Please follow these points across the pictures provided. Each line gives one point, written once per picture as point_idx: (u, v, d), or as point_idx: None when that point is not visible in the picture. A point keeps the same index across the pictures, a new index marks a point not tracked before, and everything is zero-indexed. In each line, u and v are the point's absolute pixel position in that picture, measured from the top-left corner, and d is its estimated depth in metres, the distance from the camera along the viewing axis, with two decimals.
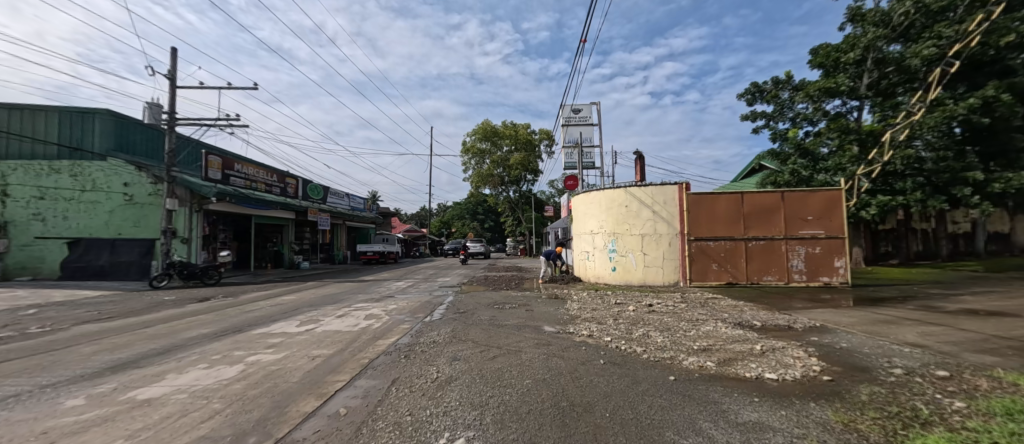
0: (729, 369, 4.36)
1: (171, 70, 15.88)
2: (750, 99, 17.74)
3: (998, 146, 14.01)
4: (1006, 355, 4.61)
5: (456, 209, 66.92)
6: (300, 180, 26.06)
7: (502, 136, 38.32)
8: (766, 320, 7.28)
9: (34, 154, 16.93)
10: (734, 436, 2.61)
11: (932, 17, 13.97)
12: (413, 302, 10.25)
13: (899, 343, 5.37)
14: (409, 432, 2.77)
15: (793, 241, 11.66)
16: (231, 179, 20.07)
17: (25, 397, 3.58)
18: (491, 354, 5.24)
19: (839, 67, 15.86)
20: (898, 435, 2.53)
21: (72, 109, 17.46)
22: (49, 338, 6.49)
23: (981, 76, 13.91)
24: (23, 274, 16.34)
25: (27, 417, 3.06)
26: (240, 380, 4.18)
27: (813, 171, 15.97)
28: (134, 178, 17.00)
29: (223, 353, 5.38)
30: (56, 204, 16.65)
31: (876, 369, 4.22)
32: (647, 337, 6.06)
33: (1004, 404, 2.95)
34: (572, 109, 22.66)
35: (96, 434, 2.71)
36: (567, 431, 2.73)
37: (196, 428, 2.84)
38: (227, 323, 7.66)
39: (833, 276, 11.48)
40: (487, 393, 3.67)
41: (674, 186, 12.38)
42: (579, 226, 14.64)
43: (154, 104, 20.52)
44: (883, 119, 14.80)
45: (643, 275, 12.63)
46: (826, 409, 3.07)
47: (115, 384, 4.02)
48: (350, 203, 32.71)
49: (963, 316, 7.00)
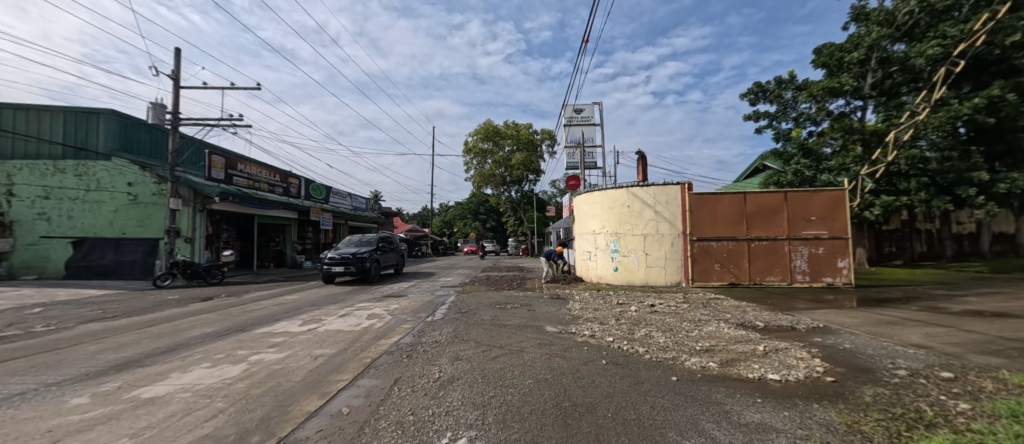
0: (732, 370, 4.34)
1: (176, 71, 15.95)
2: (752, 99, 17.64)
3: (1005, 146, 13.95)
4: (1011, 356, 4.60)
5: (457, 209, 67.32)
6: (302, 179, 26.11)
7: (504, 136, 38.32)
8: (769, 320, 7.29)
9: (39, 154, 16.98)
10: (737, 436, 2.61)
11: (937, 16, 13.84)
12: (414, 302, 10.20)
13: (904, 344, 5.34)
14: (412, 431, 2.78)
15: (796, 241, 11.62)
16: (235, 178, 20.10)
17: (30, 395, 3.61)
18: (493, 354, 5.24)
19: (843, 67, 15.82)
20: (902, 436, 2.53)
21: (77, 109, 17.55)
22: (52, 337, 6.47)
23: (987, 75, 13.90)
24: (28, 273, 16.44)
25: (33, 415, 3.09)
26: (243, 379, 4.18)
27: (816, 171, 15.87)
28: (139, 178, 17.11)
29: (226, 353, 5.39)
30: (62, 204, 16.75)
31: (880, 370, 4.21)
32: (648, 337, 6.08)
33: (1009, 405, 2.95)
34: (573, 109, 22.68)
35: (102, 432, 2.73)
36: (570, 431, 2.74)
37: (200, 427, 2.85)
38: (229, 323, 7.66)
39: (837, 276, 11.43)
40: (489, 392, 3.68)
41: (677, 186, 12.35)
42: (581, 225, 14.59)
43: (158, 104, 20.02)
44: (887, 118, 14.71)
45: (645, 275, 12.61)
46: (830, 410, 3.06)
47: (120, 383, 4.04)
48: (352, 203, 32.68)
49: (968, 317, 6.98)
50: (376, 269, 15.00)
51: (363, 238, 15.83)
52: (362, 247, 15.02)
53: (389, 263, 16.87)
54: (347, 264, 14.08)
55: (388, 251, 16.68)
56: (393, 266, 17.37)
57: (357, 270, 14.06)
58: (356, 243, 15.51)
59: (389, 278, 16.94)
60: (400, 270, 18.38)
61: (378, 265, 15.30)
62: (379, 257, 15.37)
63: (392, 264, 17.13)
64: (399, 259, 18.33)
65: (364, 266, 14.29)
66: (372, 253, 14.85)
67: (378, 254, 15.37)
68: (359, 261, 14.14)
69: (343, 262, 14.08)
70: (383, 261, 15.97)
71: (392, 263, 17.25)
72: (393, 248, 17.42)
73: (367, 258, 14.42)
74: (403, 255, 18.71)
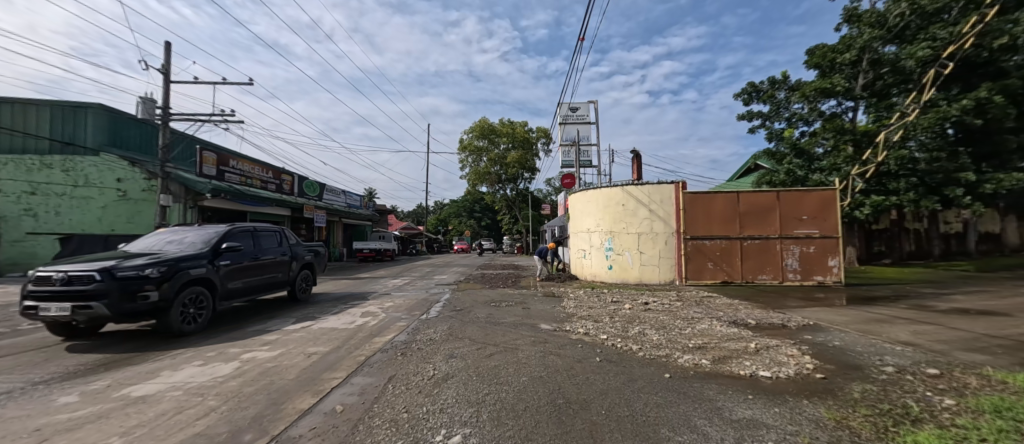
0: (724, 366, 4.41)
1: (165, 65, 15.65)
2: (746, 99, 17.76)
3: (992, 147, 14.21)
4: (996, 353, 4.69)
5: (452, 207, 67.28)
6: (296, 176, 25.86)
7: (499, 134, 38.24)
8: (760, 318, 7.37)
9: (25, 149, 16.62)
10: (728, 432, 2.64)
11: (927, 18, 14.07)
12: (408, 300, 10.17)
13: (891, 341, 5.43)
14: (406, 429, 2.78)
15: (787, 240, 11.75)
16: (228, 175, 19.91)
17: (17, 394, 3.56)
18: (488, 351, 5.24)
19: (835, 68, 15.86)
20: (889, 431, 2.58)
21: (64, 103, 17.26)
22: (40, 335, 6.41)
23: (976, 77, 14.05)
24: (13, 270, 15.84)
25: (19, 414, 3.04)
26: (236, 377, 4.16)
27: (808, 171, 16.03)
28: (128, 174, 16.99)
29: (219, 350, 5.36)
30: (49, 200, 16.42)
31: (868, 367, 4.28)
32: (642, 334, 6.13)
33: (993, 401, 3.01)
34: (569, 107, 22.69)
35: (91, 431, 2.70)
36: (564, 427, 2.76)
37: (192, 425, 2.83)
38: (221, 320, 7.59)
39: (827, 275, 11.58)
40: (484, 390, 3.69)
41: (671, 185, 12.43)
42: (576, 223, 14.64)
43: (146, 98, 19.37)
44: (878, 119, 14.90)
45: (639, 273, 12.70)
46: (819, 406, 3.11)
47: (109, 381, 3.99)
48: (346, 201, 32.46)
49: (954, 315, 7.11)
50: (194, 307, 6.14)
51: (192, 237, 7.05)
52: (158, 255, 6.05)
53: (262, 284, 8.02)
54: (85, 299, 5.11)
55: (257, 261, 7.84)
56: (278, 289, 8.57)
57: (113, 314, 5.12)
58: (166, 247, 6.66)
59: (265, 312, 8.25)
60: (305, 296, 9.60)
61: (206, 294, 6.38)
62: (212, 278, 6.50)
63: (270, 285, 8.26)
64: (304, 275, 9.62)
65: (145, 302, 5.41)
66: (177, 266, 5.89)
67: (216, 268, 6.60)
68: (126, 289, 5.26)
69: (72, 292, 5.10)
70: (234, 282, 7.10)
71: (274, 285, 8.40)
72: (281, 253, 8.64)
73: (156, 282, 5.54)
74: (316, 266, 10.08)
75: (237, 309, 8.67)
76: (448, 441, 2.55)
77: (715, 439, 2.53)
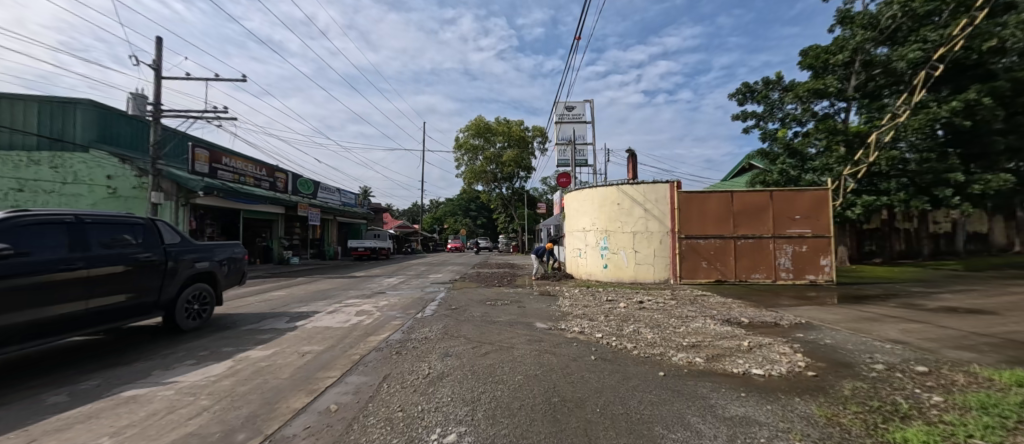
0: (717, 364, 4.45)
1: (156, 61, 15.43)
2: (740, 99, 17.88)
3: (979, 148, 14.44)
4: (982, 351, 4.78)
5: (448, 205, 67.17)
6: (290, 174, 25.65)
7: (495, 133, 38.18)
8: (753, 316, 7.45)
9: (12, 144, 16.39)
10: (721, 430, 2.67)
11: (918, 21, 14.27)
12: (403, 299, 10.14)
13: (881, 339, 5.51)
14: (401, 428, 2.78)
15: (780, 239, 11.87)
16: (220, 172, 19.69)
17: (4, 394, 3.50)
18: (483, 350, 5.25)
19: (828, 69, 15.97)
20: (879, 428, 2.62)
21: (53, 100, 16.95)
22: None
23: (965, 79, 14.25)
24: None
25: (6, 414, 3.00)
26: (229, 376, 4.13)
27: (801, 171, 16.19)
28: (118, 171, 16.75)
29: (211, 349, 5.32)
30: (37, 197, 16.09)
31: (859, 365, 4.33)
32: (636, 333, 6.17)
33: (979, 398, 3.07)
34: (565, 106, 22.72)
35: (81, 431, 2.67)
36: (559, 425, 2.77)
37: (184, 425, 2.81)
38: (214, 319, 7.52)
39: (819, 274, 11.71)
40: (479, 388, 3.70)
41: (666, 184, 12.48)
42: (571, 222, 14.69)
43: (137, 94, 19.09)
44: (870, 120, 15.07)
45: (634, 272, 12.76)
46: (810, 404, 3.15)
47: (100, 381, 3.95)
48: (341, 199, 32.27)
49: (943, 314, 7.23)
50: None
51: None
52: None
53: (99, 312, 4.80)
54: None
55: (75, 275, 4.50)
56: (139, 316, 5.36)
57: None
58: None
59: (111, 355, 5.07)
60: (194, 325, 6.34)
61: None
62: None
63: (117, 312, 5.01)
64: (195, 292, 6.32)
65: None
66: None
67: None
68: None
69: None
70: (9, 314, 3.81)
71: (101, 318, 4.82)
72: (139, 260, 5.32)
73: None
74: (218, 280, 6.81)
75: (64, 351, 5.24)
76: (443, 439, 2.56)
77: (708, 436, 2.56)
